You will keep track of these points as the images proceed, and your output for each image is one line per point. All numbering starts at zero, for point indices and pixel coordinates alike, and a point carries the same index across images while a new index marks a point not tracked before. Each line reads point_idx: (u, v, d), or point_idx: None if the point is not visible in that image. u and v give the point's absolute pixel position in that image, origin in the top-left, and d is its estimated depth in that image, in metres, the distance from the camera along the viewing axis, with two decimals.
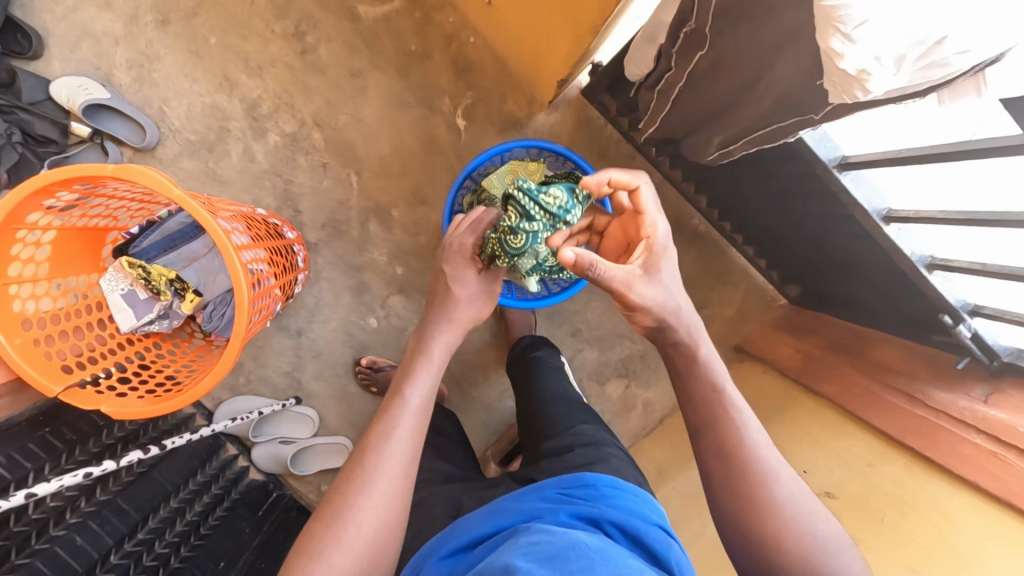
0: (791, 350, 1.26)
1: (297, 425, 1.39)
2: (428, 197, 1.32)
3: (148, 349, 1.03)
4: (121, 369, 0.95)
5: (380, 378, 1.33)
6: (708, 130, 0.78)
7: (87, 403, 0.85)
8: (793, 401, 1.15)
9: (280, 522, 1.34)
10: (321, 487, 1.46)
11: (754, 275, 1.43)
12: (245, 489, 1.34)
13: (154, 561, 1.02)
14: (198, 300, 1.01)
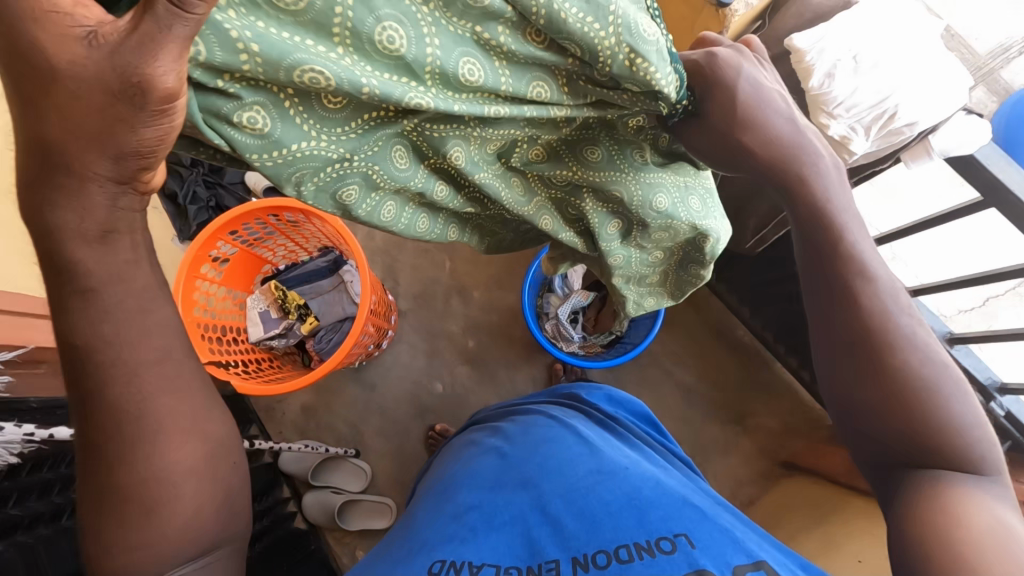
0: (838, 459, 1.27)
1: (351, 477, 1.46)
2: (505, 283, 1.58)
3: (263, 360, 1.23)
4: (244, 365, 1.15)
5: None
6: (745, 216, 1.01)
7: (221, 376, 1.05)
8: (844, 503, 1.13)
9: (312, 574, 1.32)
10: (354, 552, 1.45)
11: (799, 392, 1.49)
12: (288, 534, 1.35)
13: None
14: (315, 324, 1.23)
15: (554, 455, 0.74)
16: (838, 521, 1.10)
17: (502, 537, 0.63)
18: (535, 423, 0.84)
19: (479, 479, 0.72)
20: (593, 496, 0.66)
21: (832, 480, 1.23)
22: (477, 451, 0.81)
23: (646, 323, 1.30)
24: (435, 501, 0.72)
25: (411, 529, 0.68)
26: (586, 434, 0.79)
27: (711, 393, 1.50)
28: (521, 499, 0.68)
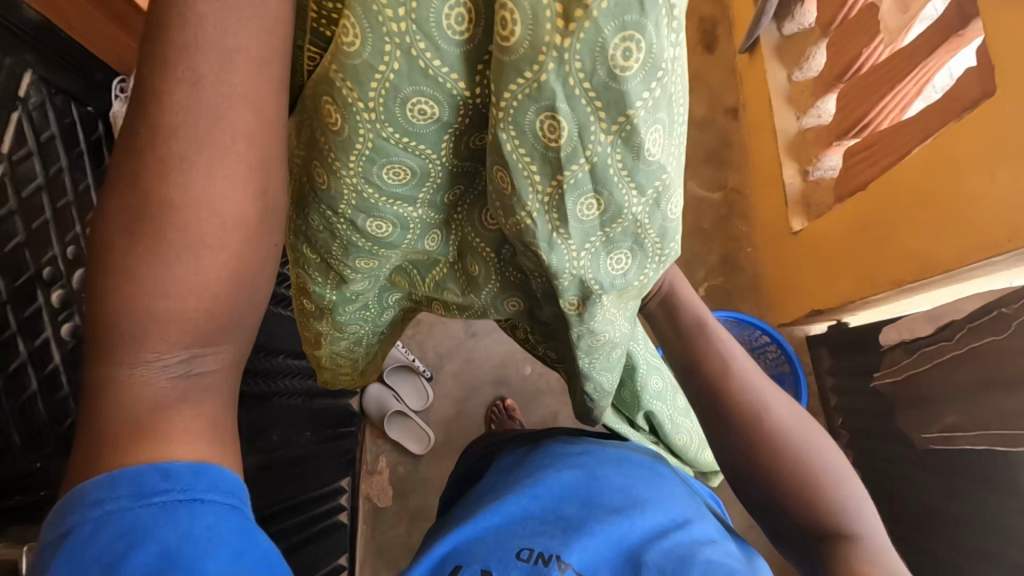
0: None
1: (413, 394, 1.54)
2: None
3: None
4: None
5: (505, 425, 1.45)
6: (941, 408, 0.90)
7: None
8: None
9: (338, 452, 1.41)
10: (378, 456, 1.55)
11: None
12: (341, 407, 1.46)
13: (295, 384, 1.20)
14: None
15: (647, 481, 0.59)
16: None
17: (589, 546, 0.52)
18: (624, 436, 0.69)
19: (563, 466, 0.60)
20: (680, 546, 0.53)
21: None
22: (560, 436, 0.68)
23: None
24: (510, 476, 0.61)
25: (486, 497, 0.59)
26: (680, 477, 0.65)
27: (769, 543, 1.38)
28: (611, 515, 0.55)
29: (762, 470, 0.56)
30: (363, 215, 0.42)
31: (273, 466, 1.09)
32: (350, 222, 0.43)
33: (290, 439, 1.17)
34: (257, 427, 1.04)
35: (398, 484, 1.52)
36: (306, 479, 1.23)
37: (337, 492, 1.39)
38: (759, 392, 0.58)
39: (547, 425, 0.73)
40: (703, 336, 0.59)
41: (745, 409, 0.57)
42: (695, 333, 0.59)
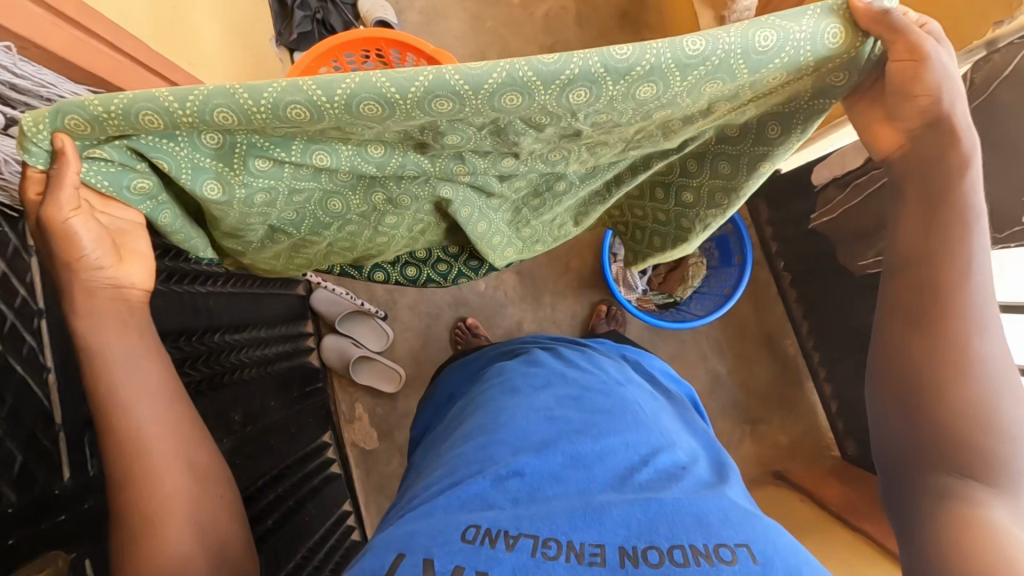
0: (833, 489, 1.28)
1: (373, 336, 1.49)
2: None
3: None
4: None
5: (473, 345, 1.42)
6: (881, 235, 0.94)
7: None
8: (828, 528, 1.16)
9: (312, 410, 1.38)
10: (355, 404, 1.53)
11: (817, 416, 1.49)
12: (301, 366, 1.40)
13: (240, 360, 1.11)
14: None
15: (609, 423, 0.49)
16: (818, 544, 1.11)
17: (548, 509, 0.41)
18: (579, 375, 0.58)
19: (516, 434, 0.48)
20: (648, 489, 0.43)
21: (822, 505, 1.24)
22: (509, 390, 0.55)
23: (713, 300, 1.26)
24: (454, 456, 0.49)
25: (429, 487, 0.46)
26: (644, 407, 0.54)
27: (733, 388, 1.50)
28: (569, 474, 0.44)
29: (923, 358, 0.52)
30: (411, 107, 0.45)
31: (248, 446, 1.04)
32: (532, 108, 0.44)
33: (258, 416, 1.11)
34: (217, 416, 0.97)
35: (381, 425, 1.53)
36: (286, 447, 1.20)
37: (322, 448, 1.38)
38: (973, 290, 0.51)
39: (490, 383, 0.60)
40: (957, 206, 0.51)
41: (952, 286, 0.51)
42: (941, 209, 0.51)
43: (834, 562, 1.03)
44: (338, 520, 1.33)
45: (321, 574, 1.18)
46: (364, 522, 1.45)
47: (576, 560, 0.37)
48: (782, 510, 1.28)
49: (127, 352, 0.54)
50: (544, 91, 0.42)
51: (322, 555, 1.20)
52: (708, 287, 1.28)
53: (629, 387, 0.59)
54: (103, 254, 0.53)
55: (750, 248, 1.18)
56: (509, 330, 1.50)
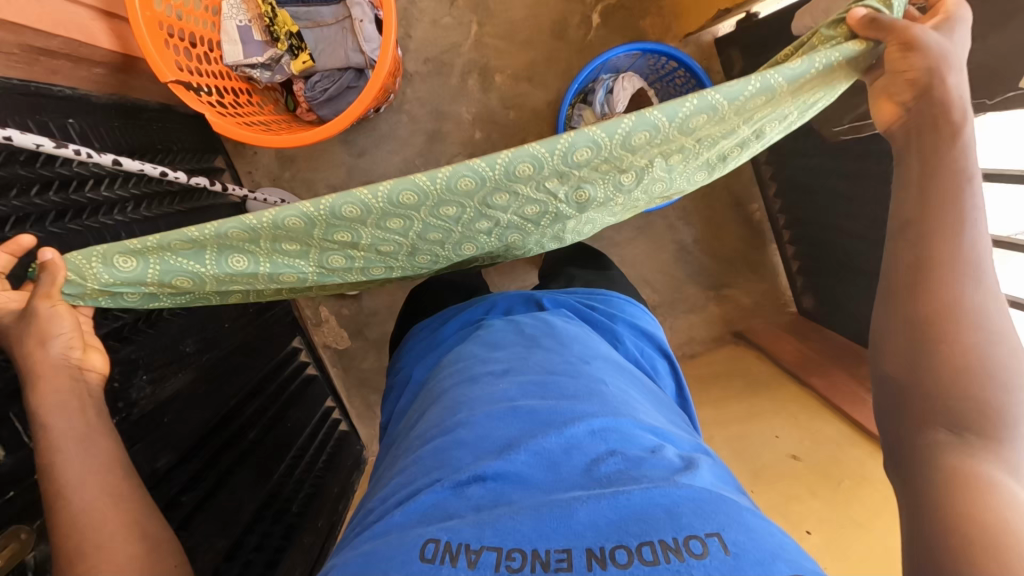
0: (788, 345, 1.35)
1: None
2: (534, 77, 1.35)
3: (241, 92, 1.01)
4: (218, 94, 0.94)
5: None
6: (862, 95, 0.83)
7: (191, 102, 0.85)
8: (778, 383, 1.24)
9: (277, 320, 1.33)
10: (319, 307, 1.50)
11: (779, 276, 1.50)
12: None
13: None
14: (307, 64, 0.99)
15: (574, 410, 0.47)
16: (769, 400, 1.19)
17: (511, 514, 0.39)
18: (541, 357, 0.55)
19: (477, 435, 0.46)
20: (615, 482, 0.41)
21: (777, 362, 1.31)
22: (469, 383, 0.53)
23: None
24: (412, 462, 0.48)
25: (387, 498, 0.45)
26: (611, 384, 0.52)
27: (700, 256, 1.49)
28: (534, 473, 0.43)
29: (920, 291, 0.53)
30: (440, 207, 0.59)
31: (207, 373, 1.00)
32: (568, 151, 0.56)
33: (214, 338, 1.05)
34: (161, 354, 0.91)
35: (350, 325, 1.52)
36: (254, 362, 1.17)
37: (295, 354, 1.36)
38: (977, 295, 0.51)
39: (450, 375, 0.57)
40: (957, 177, 0.55)
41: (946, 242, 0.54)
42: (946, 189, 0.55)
43: (781, 416, 1.11)
44: (323, 417, 1.37)
45: (313, 469, 1.24)
46: (349, 414, 1.51)
47: (542, 570, 0.36)
48: (739, 367, 1.36)
49: (62, 397, 0.57)
50: (555, 154, 0.55)
51: (313, 452, 1.25)
52: None
53: (596, 362, 0.56)
54: (72, 342, 0.60)
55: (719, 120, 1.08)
56: None
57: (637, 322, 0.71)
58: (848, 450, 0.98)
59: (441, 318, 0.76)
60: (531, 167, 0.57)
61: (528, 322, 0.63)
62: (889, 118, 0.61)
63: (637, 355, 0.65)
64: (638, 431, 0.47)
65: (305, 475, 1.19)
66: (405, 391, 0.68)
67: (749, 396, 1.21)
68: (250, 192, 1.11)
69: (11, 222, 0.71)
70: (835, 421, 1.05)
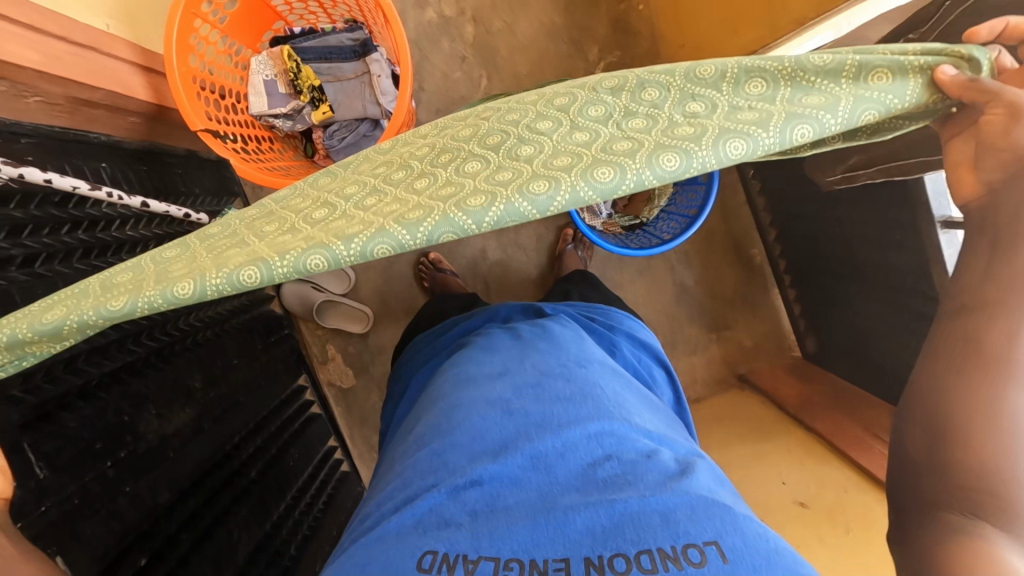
0: (791, 387, 1.34)
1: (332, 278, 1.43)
2: None
3: (264, 139, 1.08)
4: (242, 141, 1.00)
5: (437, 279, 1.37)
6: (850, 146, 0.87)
7: (216, 148, 0.91)
8: (782, 426, 1.23)
9: (283, 357, 1.35)
10: (326, 344, 1.51)
11: (780, 319, 1.52)
12: (262, 316, 1.34)
13: (188, 326, 1.05)
14: (327, 114, 1.05)
15: (570, 412, 0.46)
16: (773, 444, 1.18)
17: (510, 523, 0.39)
18: (537, 359, 0.54)
19: (473, 437, 0.45)
20: (612, 487, 0.41)
21: (780, 405, 1.30)
22: (465, 385, 0.52)
23: (680, 221, 1.21)
24: (407, 465, 0.46)
25: (382, 503, 0.44)
26: (607, 386, 0.51)
27: (702, 299, 1.51)
28: (531, 478, 0.42)
29: (961, 379, 0.49)
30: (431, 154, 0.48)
31: (213, 408, 1.02)
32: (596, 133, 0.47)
33: (222, 374, 1.07)
34: (171, 388, 0.93)
35: (355, 363, 1.53)
36: (259, 398, 1.18)
37: (299, 391, 1.37)
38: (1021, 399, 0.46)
39: (446, 377, 0.56)
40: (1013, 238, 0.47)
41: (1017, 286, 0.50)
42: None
43: (787, 461, 1.10)
44: (325, 456, 1.37)
45: (312, 509, 1.22)
46: (350, 453, 1.51)
47: None
48: (743, 410, 1.35)
49: None
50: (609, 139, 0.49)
51: (312, 492, 1.24)
52: (672, 208, 1.24)
53: (591, 364, 0.55)
54: None
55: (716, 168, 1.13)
56: (473, 261, 1.45)
57: (632, 331, 0.73)
58: (855, 496, 0.97)
59: (442, 330, 0.77)
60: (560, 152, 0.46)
61: (524, 328, 0.63)
62: (967, 196, 0.50)
63: (635, 363, 0.66)
64: (636, 434, 0.46)
65: (304, 515, 1.18)
66: (405, 397, 0.69)
67: (753, 439, 1.20)
68: None
69: (42, 256, 0.75)
70: (841, 466, 1.04)
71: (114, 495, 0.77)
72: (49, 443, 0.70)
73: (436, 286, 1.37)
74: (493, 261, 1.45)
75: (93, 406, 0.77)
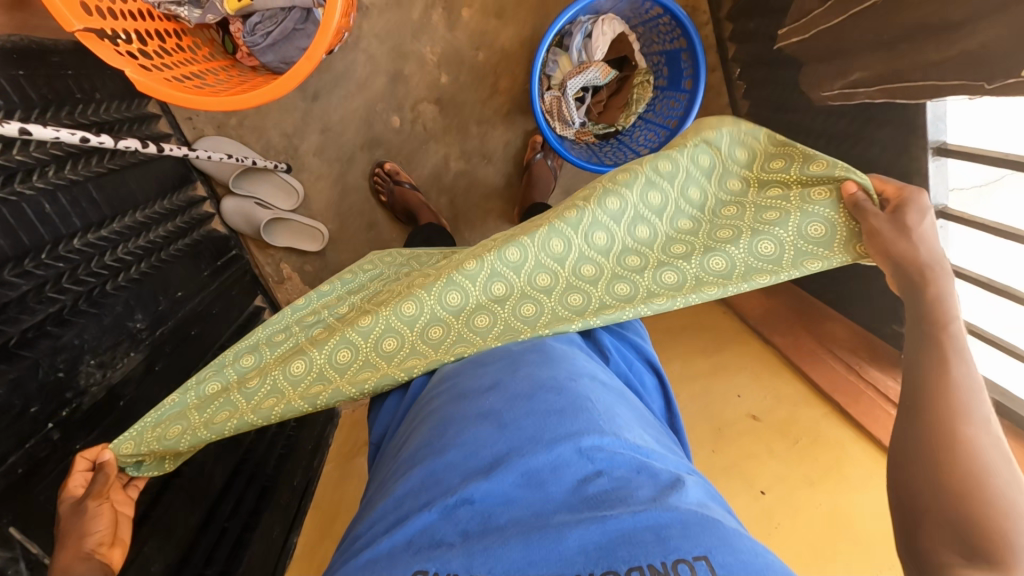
0: (755, 299, 1.36)
1: (279, 194, 1.27)
2: (505, 12, 1.23)
3: (170, 35, 0.88)
4: (140, 39, 0.81)
5: (395, 192, 1.25)
6: (853, 61, 0.78)
7: (106, 53, 0.73)
8: (742, 337, 1.27)
9: (234, 281, 1.26)
10: (280, 263, 1.40)
11: None
12: (205, 238, 1.22)
13: (119, 261, 0.94)
14: (244, 3, 0.86)
15: (565, 425, 0.42)
16: (731, 356, 1.22)
17: (500, 542, 0.35)
18: (530, 368, 0.49)
19: (465, 453, 0.42)
20: (604, 503, 0.37)
21: (743, 318, 1.33)
22: (457, 401, 0.48)
23: (658, 132, 1.10)
24: (395, 483, 0.42)
25: (373, 524, 0.40)
26: (602, 400, 0.46)
27: None
28: (523, 495, 0.39)
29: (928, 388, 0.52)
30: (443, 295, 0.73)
31: (161, 347, 0.95)
32: (611, 295, 0.68)
33: (166, 311, 1.00)
34: (107, 336, 0.85)
35: (315, 282, 1.44)
36: (213, 329, 1.12)
37: (255, 317, 1.30)
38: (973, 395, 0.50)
39: (440, 388, 0.53)
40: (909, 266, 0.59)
41: (923, 379, 0.52)
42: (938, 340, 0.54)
43: (744, 372, 1.15)
44: None
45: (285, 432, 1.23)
46: None
47: None
48: (708, 320, 1.37)
49: None
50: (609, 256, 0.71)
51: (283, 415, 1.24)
52: (649, 120, 1.13)
53: (586, 373, 0.51)
54: None
55: (704, 75, 1.02)
56: (434, 171, 1.32)
57: (626, 332, 0.70)
58: (805, 410, 1.03)
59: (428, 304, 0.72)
60: (578, 292, 0.69)
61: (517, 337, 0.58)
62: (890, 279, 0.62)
63: (625, 369, 0.63)
64: (630, 446, 0.42)
65: (278, 435, 1.19)
66: (404, 402, 0.65)
67: (715, 349, 1.24)
68: (191, 153, 0.98)
69: None
70: (792, 379, 1.10)
71: (65, 454, 0.73)
72: None
73: (396, 201, 1.25)
74: (456, 172, 1.33)
75: (19, 367, 0.70)
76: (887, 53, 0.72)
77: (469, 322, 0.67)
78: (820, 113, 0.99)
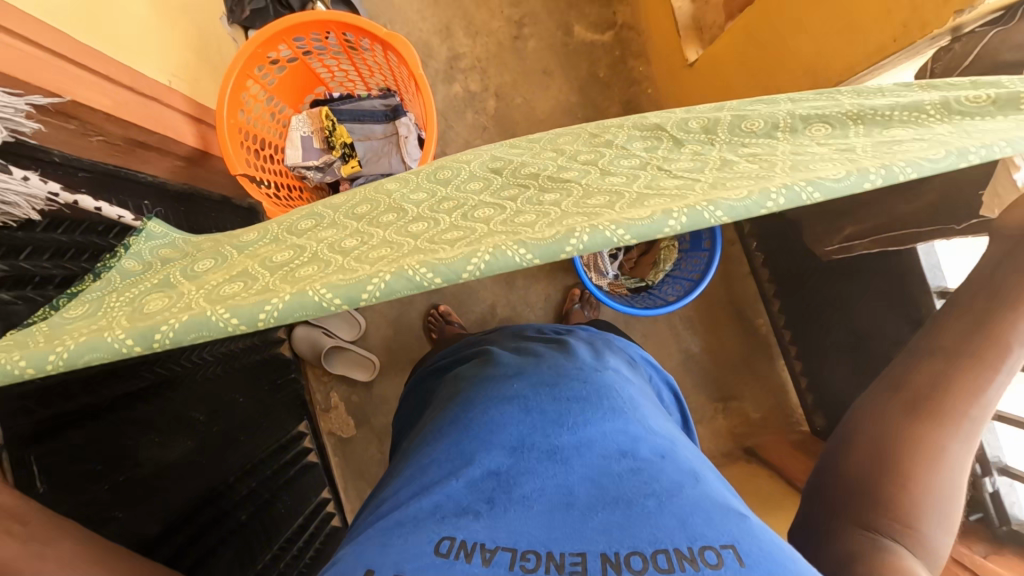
0: (799, 464, 1.30)
1: (343, 326, 1.44)
2: None
3: (295, 188, 1.16)
4: (275, 187, 1.08)
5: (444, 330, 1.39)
6: (843, 221, 0.92)
7: (251, 190, 0.99)
8: (789, 501, 1.18)
9: (286, 400, 1.35)
10: (329, 392, 1.51)
11: (786, 393, 1.50)
12: (272, 358, 1.36)
13: (203, 359, 1.07)
14: (354, 168, 1.14)
15: (585, 412, 0.47)
16: (778, 519, 1.13)
17: (524, 517, 0.38)
18: (554, 364, 0.56)
19: (489, 431, 0.46)
20: (627, 483, 0.41)
21: (789, 482, 1.25)
22: (484, 385, 0.54)
23: (684, 284, 1.24)
24: (423, 456, 0.47)
25: (398, 492, 0.44)
26: (622, 392, 0.52)
27: (709, 366, 1.50)
28: (546, 468, 0.42)
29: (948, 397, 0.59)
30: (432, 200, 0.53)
31: (211, 443, 1.02)
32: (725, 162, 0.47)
33: (225, 412, 1.09)
34: (173, 420, 0.93)
35: (356, 414, 1.51)
36: (258, 439, 1.18)
37: (297, 438, 1.36)
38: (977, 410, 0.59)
39: (463, 383, 0.58)
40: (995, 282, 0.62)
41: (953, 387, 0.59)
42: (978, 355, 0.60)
43: None
44: (317, 507, 1.33)
45: (297, 564, 1.17)
46: (342, 506, 1.46)
47: (557, 570, 0.35)
48: (752, 484, 1.29)
49: None
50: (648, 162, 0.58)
51: (300, 545, 1.20)
52: (673, 276, 1.28)
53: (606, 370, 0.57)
54: None
55: (718, 238, 1.20)
56: (481, 316, 1.48)
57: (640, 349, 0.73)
58: None
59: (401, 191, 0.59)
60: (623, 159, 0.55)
61: (540, 345, 0.64)
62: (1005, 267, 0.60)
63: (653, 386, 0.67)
64: (649, 433, 0.46)
65: (288, 567, 1.13)
66: (424, 407, 0.71)
67: (761, 511, 1.15)
68: None
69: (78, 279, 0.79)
70: None
71: (105, 521, 0.76)
72: (48, 461, 0.70)
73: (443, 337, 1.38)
74: (500, 319, 1.48)
75: (100, 428, 0.78)
76: (867, 212, 0.87)
77: (527, 203, 0.47)
78: (830, 271, 1.10)
